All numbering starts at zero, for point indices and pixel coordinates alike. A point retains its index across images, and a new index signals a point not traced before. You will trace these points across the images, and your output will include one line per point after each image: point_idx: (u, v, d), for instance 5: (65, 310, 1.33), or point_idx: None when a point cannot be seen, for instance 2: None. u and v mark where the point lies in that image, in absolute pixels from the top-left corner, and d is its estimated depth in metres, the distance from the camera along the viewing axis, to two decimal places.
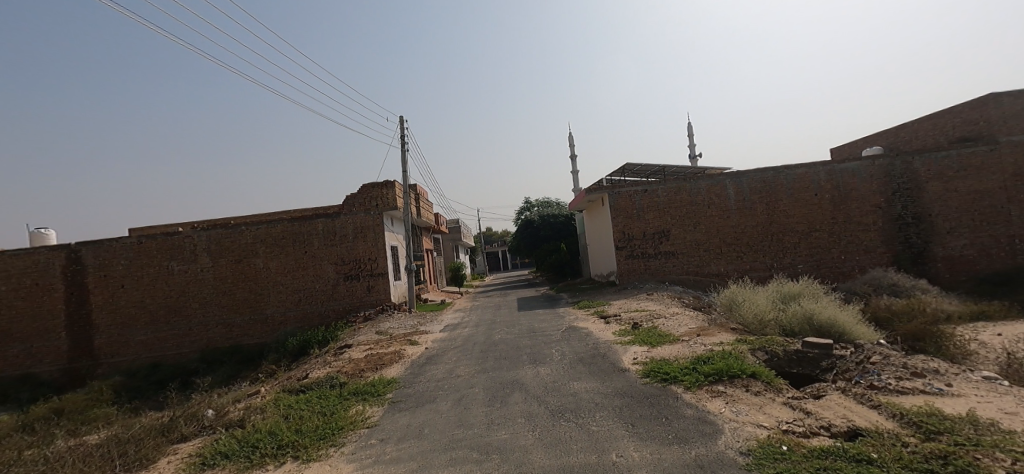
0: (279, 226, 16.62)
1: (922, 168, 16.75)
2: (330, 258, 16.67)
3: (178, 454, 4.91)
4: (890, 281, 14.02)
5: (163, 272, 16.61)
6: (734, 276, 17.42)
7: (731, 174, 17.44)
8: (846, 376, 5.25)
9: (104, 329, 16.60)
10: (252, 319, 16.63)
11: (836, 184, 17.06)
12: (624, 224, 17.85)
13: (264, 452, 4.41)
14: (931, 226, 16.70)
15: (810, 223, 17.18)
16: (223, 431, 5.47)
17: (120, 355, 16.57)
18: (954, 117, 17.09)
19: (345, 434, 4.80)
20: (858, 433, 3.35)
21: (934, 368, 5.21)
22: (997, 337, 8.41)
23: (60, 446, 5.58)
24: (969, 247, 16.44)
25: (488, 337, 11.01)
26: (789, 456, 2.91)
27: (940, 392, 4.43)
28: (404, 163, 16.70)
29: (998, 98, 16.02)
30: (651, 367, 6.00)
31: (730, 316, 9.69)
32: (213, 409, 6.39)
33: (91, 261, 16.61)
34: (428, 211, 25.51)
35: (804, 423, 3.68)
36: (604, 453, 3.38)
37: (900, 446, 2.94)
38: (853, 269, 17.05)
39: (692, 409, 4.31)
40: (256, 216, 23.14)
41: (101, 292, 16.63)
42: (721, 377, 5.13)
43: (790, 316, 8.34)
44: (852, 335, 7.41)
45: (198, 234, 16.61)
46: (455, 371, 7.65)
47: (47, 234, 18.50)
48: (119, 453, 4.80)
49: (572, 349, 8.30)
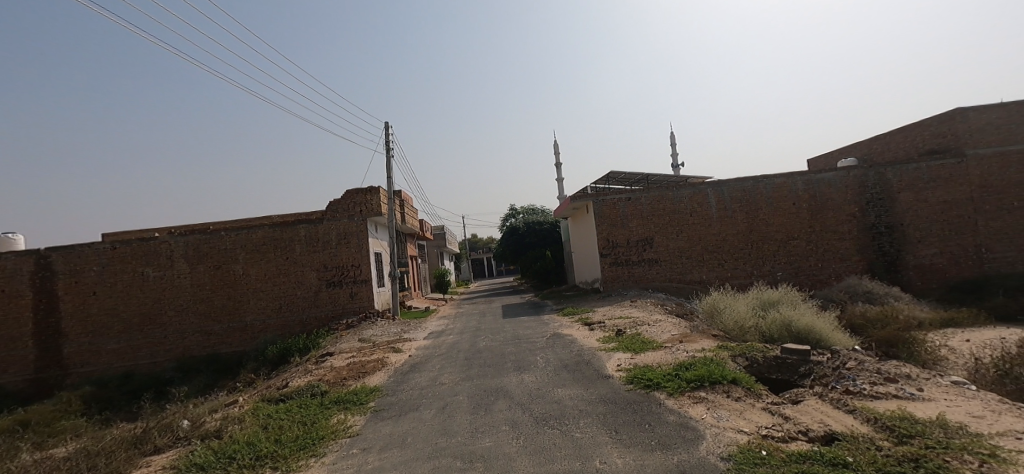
0: (261, 231, 16.34)
1: (895, 179, 17.35)
2: (312, 265, 16.41)
3: (151, 467, 4.74)
4: (865, 288, 14.43)
5: (138, 279, 16.12)
6: (716, 283, 17.71)
7: (713, 183, 17.81)
8: (823, 381, 5.38)
9: (74, 338, 16.00)
10: (231, 327, 16.23)
11: (812, 193, 17.56)
12: (608, 231, 18.02)
13: (242, 463, 4.31)
14: (903, 235, 17.27)
15: (788, 231, 17.62)
16: (199, 442, 5.33)
17: (90, 364, 15.98)
18: (924, 130, 17.78)
19: (326, 444, 4.70)
20: (834, 437, 3.43)
21: (907, 373, 5.37)
22: (967, 343, 8.71)
23: (26, 460, 5.35)
24: (939, 255, 17.06)
25: (473, 344, 10.94)
26: (768, 460, 2.96)
27: (912, 397, 4.57)
28: (390, 169, 16.65)
29: (964, 113, 16.62)
30: (634, 374, 6.06)
31: (711, 323, 9.85)
32: (189, 420, 6.19)
33: (61, 267, 16.03)
34: (414, 217, 25.39)
35: (783, 429, 3.75)
36: (587, 460, 3.40)
37: (873, 449, 3.02)
38: (829, 277, 17.51)
39: (674, 415, 4.35)
40: (237, 221, 22.73)
41: (72, 300, 16.04)
42: (703, 383, 5.20)
43: (770, 323, 8.51)
44: (828, 341, 7.59)
45: (175, 239, 16.20)
46: (439, 379, 7.58)
47: (15, 238, 17.83)
48: (88, 466, 4.63)
49: (558, 356, 8.31)
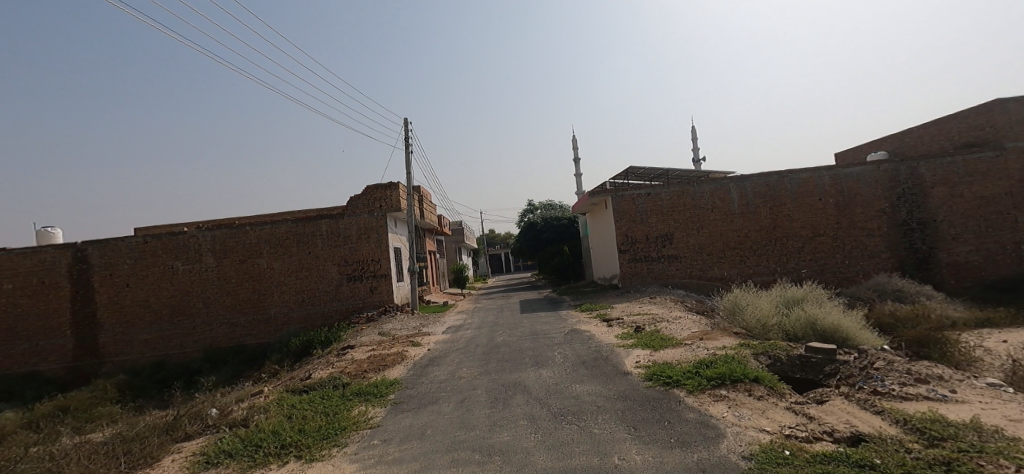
0: (284, 226, 16.72)
1: (928, 173, 16.68)
2: (333, 259, 16.73)
3: (182, 453, 4.93)
4: (895, 286, 13.95)
5: (168, 272, 16.71)
6: (738, 280, 17.39)
7: (735, 178, 17.43)
8: (849, 381, 5.24)
9: (109, 328, 16.70)
10: (255, 319, 16.70)
11: (840, 188, 17.02)
12: (626, 227, 17.83)
13: (267, 452, 4.44)
14: (936, 231, 16.62)
15: (814, 227, 17.13)
16: (227, 430, 5.51)
17: (124, 353, 16.66)
18: (960, 122, 17.03)
19: (348, 434, 4.82)
20: (861, 438, 3.35)
21: (938, 374, 5.19)
22: (1002, 344, 8.39)
23: (66, 443, 5.61)
24: (974, 253, 16.37)
25: (491, 339, 11.00)
26: (791, 460, 2.91)
27: (943, 398, 4.41)
28: (408, 165, 16.83)
29: (1004, 104, 15.91)
30: (653, 370, 6.01)
31: (733, 321, 9.67)
32: (217, 409, 6.40)
33: (97, 260, 16.73)
34: (432, 212, 25.48)
35: (807, 428, 3.68)
36: (606, 456, 3.39)
37: (903, 452, 2.94)
38: (856, 274, 16.98)
39: (694, 413, 4.31)
40: (261, 216, 23.32)
41: (107, 291, 16.74)
42: (724, 381, 5.12)
43: (794, 322, 8.31)
44: (855, 341, 7.38)
45: (203, 234, 16.74)
46: (457, 373, 7.63)
47: (53, 232, 18.67)
48: (124, 451, 4.84)
49: (575, 352, 8.30)
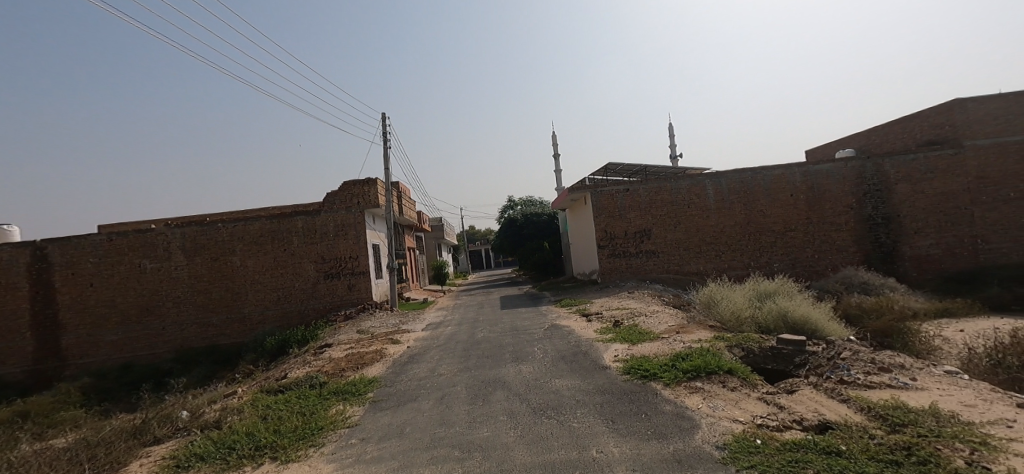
0: (258, 223, 16.28)
1: (892, 170, 17.37)
2: (310, 256, 16.39)
3: (151, 457, 4.76)
4: (861, 279, 14.50)
5: (135, 270, 16.08)
6: (713, 274, 17.80)
7: (711, 174, 17.78)
8: (818, 371, 5.42)
9: (73, 330, 16.00)
10: (229, 318, 16.24)
11: (810, 184, 17.57)
12: (606, 223, 18.02)
13: (242, 453, 4.34)
14: (899, 226, 17.34)
15: (786, 222, 17.65)
16: (199, 432, 5.35)
17: (89, 356, 15.99)
18: (923, 121, 17.75)
19: (325, 434, 4.75)
20: (828, 426, 3.47)
21: (900, 363, 5.41)
22: (960, 334, 8.79)
23: (26, 450, 5.35)
24: (935, 246, 17.13)
25: (471, 335, 10.98)
26: (763, 449, 3.00)
27: (904, 386, 4.61)
28: (387, 160, 16.59)
29: (963, 104, 16.62)
30: (631, 364, 6.09)
31: (708, 314, 9.92)
32: (188, 411, 6.20)
33: (57, 259, 15.96)
34: (411, 208, 25.19)
35: (777, 418, 3.80)
36: (584, 449, 3.43)
37: (866, 438, 3.06)
38: (826, 268, 17.59)
39: (670, 405, 4.39)
40: (235, 213, 22.68)
41: (69, 291, 16.01)
42: (699, 374, 5.24)
43: (766, 314, 8.57)
44: (823, 332, 7.67)
45: (172, 231, 16.17)
46: (437, 370, 7.59)
47: (10, 230, 17.73)
48: (88, 456, 4.65)
49: (555, 347, 8.36)
